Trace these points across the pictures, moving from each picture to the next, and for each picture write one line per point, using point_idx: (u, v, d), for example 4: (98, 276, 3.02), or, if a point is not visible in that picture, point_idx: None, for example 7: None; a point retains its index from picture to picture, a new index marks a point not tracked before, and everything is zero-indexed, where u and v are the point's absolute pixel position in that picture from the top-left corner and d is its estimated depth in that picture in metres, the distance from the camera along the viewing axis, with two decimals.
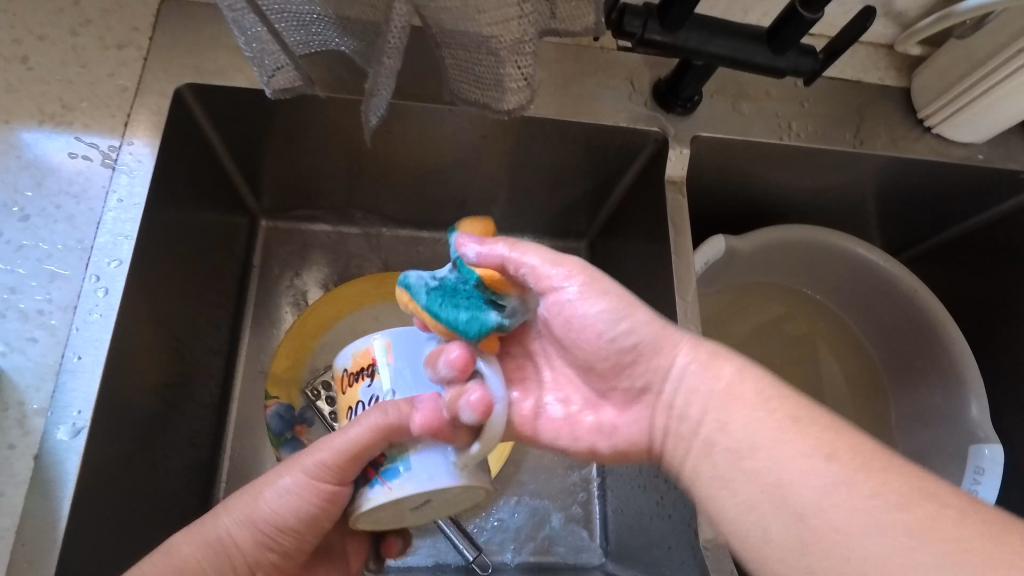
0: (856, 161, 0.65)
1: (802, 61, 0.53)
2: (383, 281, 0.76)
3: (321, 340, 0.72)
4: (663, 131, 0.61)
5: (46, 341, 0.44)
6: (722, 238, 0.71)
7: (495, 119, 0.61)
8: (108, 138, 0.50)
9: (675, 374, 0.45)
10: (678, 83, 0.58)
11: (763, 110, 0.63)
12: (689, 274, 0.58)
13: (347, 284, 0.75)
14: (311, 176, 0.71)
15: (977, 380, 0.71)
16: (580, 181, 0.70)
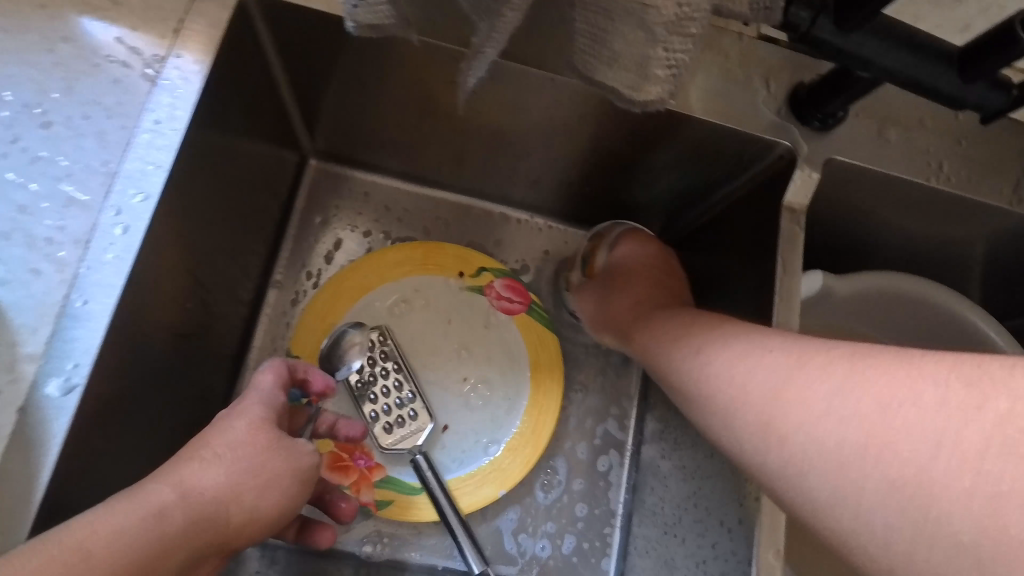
0: (1004, 219, 0.55)
1: (989, 96, 0.44)
2: (432, 252, 0.69)
3: (356, 304, 0.66)
4: (793, 147, 0.51)
5: (51, 276, 0.38)
6: (821, 275, 0.62)
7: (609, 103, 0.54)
8: (154, 46, 0.42)
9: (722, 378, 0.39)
10: (826, 93, 0.48)
11: (913, 142, 0.53)
12: (790, 318, 0.49)
13: (392, 247, 0.69)
14: (376, 123, 0.63)
15: None
16: (672, 183, 0.61)
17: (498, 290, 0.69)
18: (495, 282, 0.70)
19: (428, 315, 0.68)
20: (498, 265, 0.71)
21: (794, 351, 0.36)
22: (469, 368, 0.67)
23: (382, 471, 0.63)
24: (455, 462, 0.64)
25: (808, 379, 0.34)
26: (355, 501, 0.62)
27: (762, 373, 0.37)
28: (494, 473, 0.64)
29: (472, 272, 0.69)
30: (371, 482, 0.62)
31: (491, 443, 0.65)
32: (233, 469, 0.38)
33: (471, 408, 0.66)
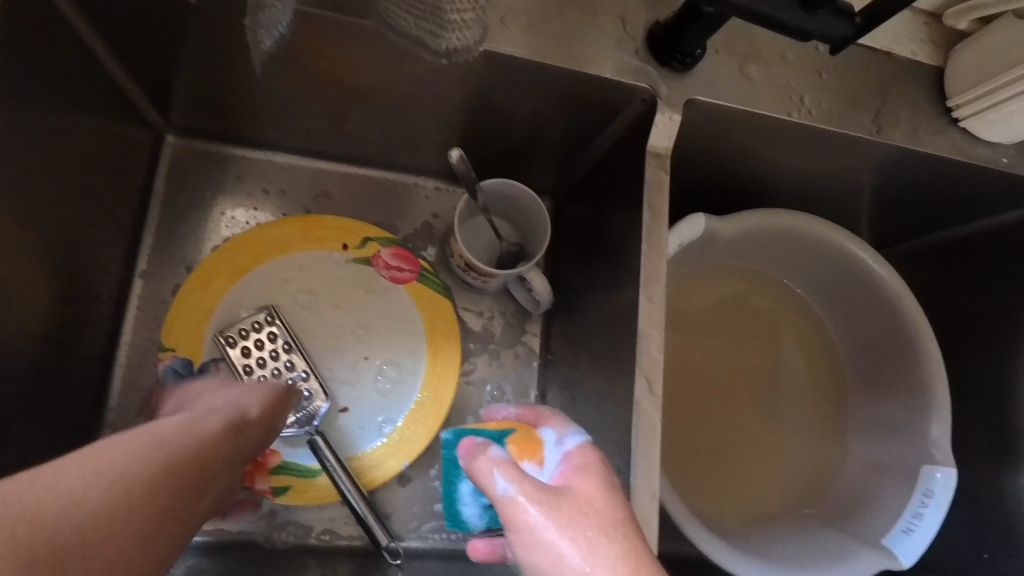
0: (867, 148, 0.56)
1: (835, 26, 0.43)
2: (311, 225, 0.66)
3: (234, 287, 0.63)
4: (653, 90, 0.50)
5: None
6: (703, 218, 0.62)
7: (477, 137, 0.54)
8: None
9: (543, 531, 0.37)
10: (679, 32, 0.47)
11: (774, 76, 0.53)
12: (659, 265, 0.48)
13: (267, 223, 0.65)
14: (227, 92, 0.58)
15: (943, 398, 0.66)
16: (548, 135, 0.60)
17: (385, 259, 0.67)
18: (382, 252, 0.68)
19: (314, 292, 0.65)
20: (384, 233, 0.68)
21: (581, 525, 0.37)
22: (361, 341, 0.65)
23: (276, 457, 0.60)
24: (352, 439, 0.62)
25: (567, 532, 0.36)
26: (250, 491, 0.60)
27: (537, 550, 0.36)
28: (394, 446, 0.63)
29: (356, 243, 0.67)
30: (266, 470, 0.60)
31: (390, 416, 0.64)
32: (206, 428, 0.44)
33: (368, 384, 0.64)
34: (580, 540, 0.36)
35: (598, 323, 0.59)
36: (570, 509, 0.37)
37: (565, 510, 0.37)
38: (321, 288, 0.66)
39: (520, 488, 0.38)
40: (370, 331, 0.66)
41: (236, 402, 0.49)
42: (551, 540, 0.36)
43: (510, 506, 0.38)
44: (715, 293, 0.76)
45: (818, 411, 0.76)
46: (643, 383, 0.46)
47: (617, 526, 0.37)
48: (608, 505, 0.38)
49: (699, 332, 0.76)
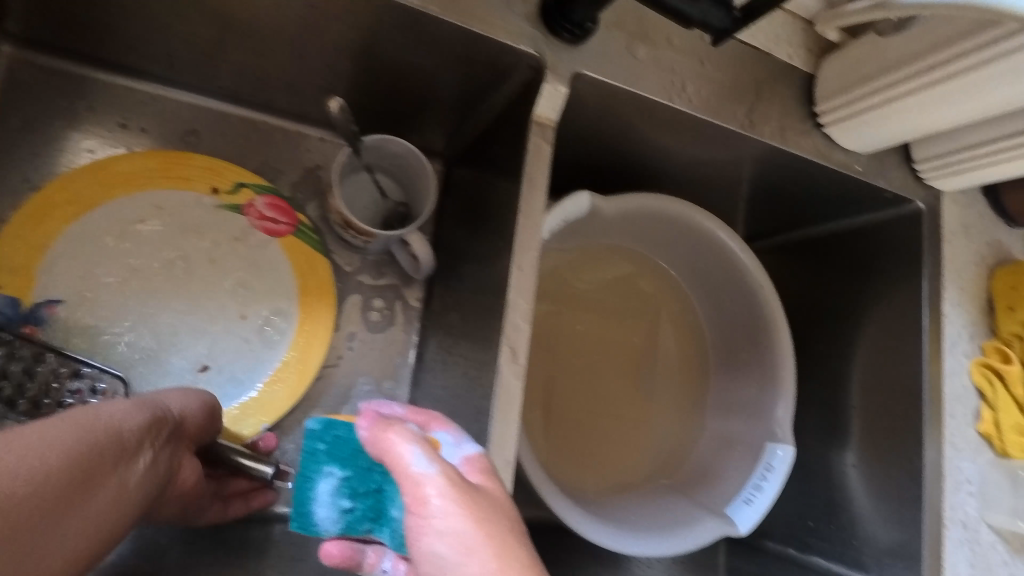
0: (740, 142, 0.59)
1: (712, 14, 0.44)
2: (173, 163, 0.61)
3: (76, 223, 0.57)
4: (540, 59, 0.49)
5: None
6: (588, 196, 0.63)
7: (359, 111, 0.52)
8: None
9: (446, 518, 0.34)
10: (569, 1, 0.47)
11: (660, 60, 0.54)
12: (533, 237, 0.48)
13: (122, 155, 0.59)
14: (71, 0, 0.51)
15: (789, 382, 0.71)
16: (437, 93, 0.58)
17: (260, 209, 0.63)
18: (256, 201, 0.63)
19: (174, 236, 0.60)
20: (260, 180, 0.64)
21: (474, 525, 0.34)
22: (223, 295, 0.61)
23: None
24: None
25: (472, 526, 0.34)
26: None
27: (428, 533, 0.34)
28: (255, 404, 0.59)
29: (227, 188, 0.62)
30: None
31: (251, 374, 0.60)
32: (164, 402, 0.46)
33: (229, 340, 0.60)
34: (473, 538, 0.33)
35: (475, 290, 0.58)
36: (483, 506, 0.35)
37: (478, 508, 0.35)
38: (181, 233, 0.60)
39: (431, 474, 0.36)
40: (235, 283, 0.61)
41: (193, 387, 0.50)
42: (454, 536, 0.33)
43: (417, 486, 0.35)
44: (605, 272, 0.80)
45: (683, 388, 0.81)
46: (507, 352, 0.46)
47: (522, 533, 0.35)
48: (497, 505, 0.35)
49: (580, 306, 0.79)
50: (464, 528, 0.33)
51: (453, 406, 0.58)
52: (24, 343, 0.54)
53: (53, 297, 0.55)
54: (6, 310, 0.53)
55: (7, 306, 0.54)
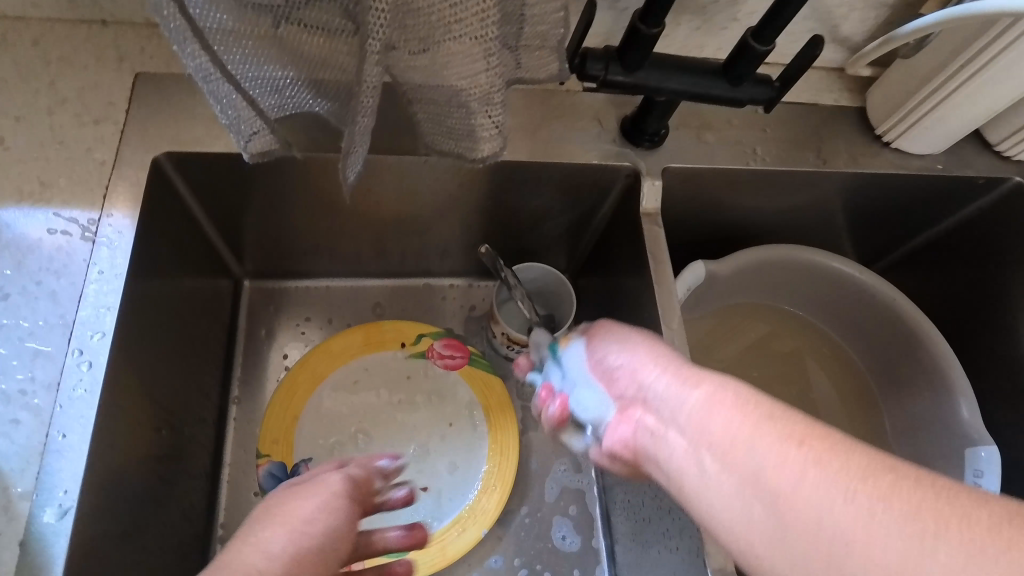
0: (820, 179, 0.67)
1: (757, 91, 0.56)
2: (367, 331, 0.75)
3: (312, 396, 0.71)
4: (634, 166, 0.63)
5: (30, 423, 0.44)
6: (702, 264, 0.72)
7: (491, 192, 0.66)
8: (88, 212, 0.51)
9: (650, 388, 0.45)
10: (643, 119, 0.61)
11: (725, 138, 0.65)
12: (671, 301, 0.59)
13: (333, 339, 0.74)
14: (295, 237, 0.71)
15: (964, 382, 0.71)
16: (559, 220, 0.71)
17: (439, 351, 0.76)
18: (435, 344, 0.76)
19: (380, 387, 0.74)
20: (435, 328, 0.77)
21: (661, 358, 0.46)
22: (426, 429, 0.73)
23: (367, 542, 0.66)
24: (437, 515, 0.68)
25: (716, 406, 0.39)
26: None
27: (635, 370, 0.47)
28: (477, 515, 0.69)
29: (413, 340, 0.76)
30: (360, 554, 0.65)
31: (465, 488, 0.70)
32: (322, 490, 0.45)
33: (439, 465, 0.71)
34: (694, 375, 0.42)
35: None
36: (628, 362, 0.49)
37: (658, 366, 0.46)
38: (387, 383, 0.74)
39: (654, 379, 0.45)
40: (429, 417, 0.73)
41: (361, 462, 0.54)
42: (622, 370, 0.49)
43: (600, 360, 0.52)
44: (738, 345, 0.82)
45: (856, 424, 0.79)
46: None
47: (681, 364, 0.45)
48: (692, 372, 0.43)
49: (729, 370, 0.81)
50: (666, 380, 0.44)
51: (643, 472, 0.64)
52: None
53: (305, 456, 0.69)
54: (279, 474, 0.67)
55: (278, 471, 0.67)
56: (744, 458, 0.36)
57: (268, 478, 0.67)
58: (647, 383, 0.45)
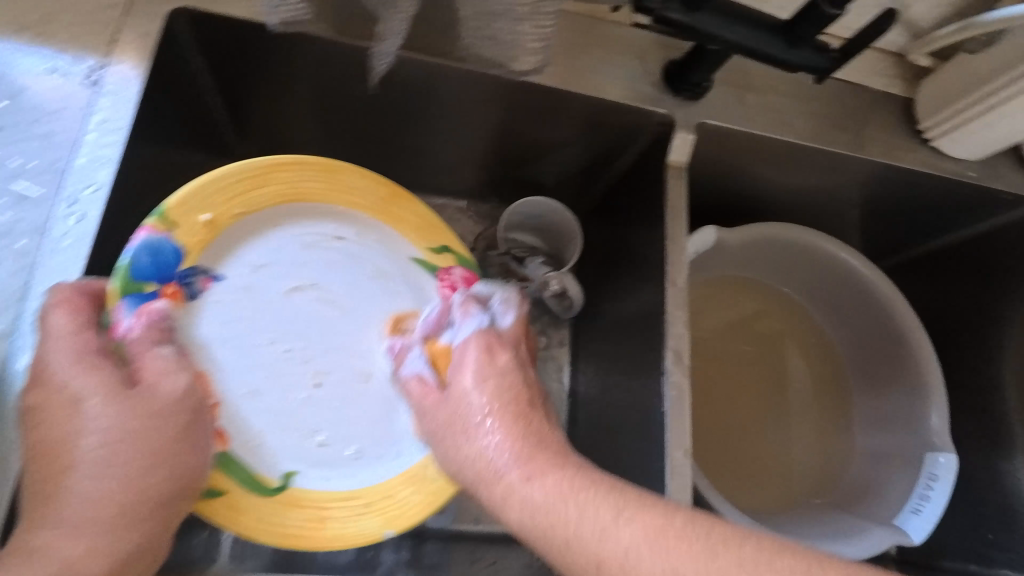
0: (852, 165, 0.66)
1: (815, 59, 0.53)
2: (342, 171, 0.52)
3: (273, 211, 0.51)
4: (668, 115, 0.60)
5: (12, 264, 0.43)
6: (713, 229, 0.71)
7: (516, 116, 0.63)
8: (90, 57, 0.48)
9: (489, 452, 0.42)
10: (689, 67, 0.58)
11: (767, 103, 0.63)
12: (681, 259, 0.58)
13: (294, 156, 0.50)
14: None
15: (941, 391, 0.72)
16: (579, 159, 0.68)
17: (455, 278, 0.53)
18: (454, 270, 0.54)
19: (355, 266, 0.53)
20: (465, 251, 0.56)
21: (520, 443, 0.41)
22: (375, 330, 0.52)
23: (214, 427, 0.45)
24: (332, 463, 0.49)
25: (572, 493, 0.38)
26: None
27: (500, 445, 0.41)
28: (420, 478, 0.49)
29: (436, 247, 0.54)
30: None
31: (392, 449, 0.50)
32: (108, 424, 0.38)
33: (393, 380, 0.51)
34: (536, 464, 0.40)
35: (623, 318, 0.66)
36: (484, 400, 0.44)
37: (531, 455, 0.41)
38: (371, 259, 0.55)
39: (507, 456, 0.41)
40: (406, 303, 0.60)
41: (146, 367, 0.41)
42: (483, 415, 0.43)
43: (456, 386, 0.45)
44: (728, 317, 0.82)
45: (825, 411, 0.81)
46: (673, 356, 0.56)
47: (529, 416, 0.43)
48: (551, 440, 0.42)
49: (714, 340, 0.81)
50: (517, 463, 0.40)
51: (616, 421, 0.65)
52: (147, 313, 0.43)
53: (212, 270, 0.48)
54: (162, 260, 0.45)
55: (164, 257, 0.45)
56: (566, 513, 0.38)
57: (148, 251, 0.44)
58: (492, 451, 0.42)
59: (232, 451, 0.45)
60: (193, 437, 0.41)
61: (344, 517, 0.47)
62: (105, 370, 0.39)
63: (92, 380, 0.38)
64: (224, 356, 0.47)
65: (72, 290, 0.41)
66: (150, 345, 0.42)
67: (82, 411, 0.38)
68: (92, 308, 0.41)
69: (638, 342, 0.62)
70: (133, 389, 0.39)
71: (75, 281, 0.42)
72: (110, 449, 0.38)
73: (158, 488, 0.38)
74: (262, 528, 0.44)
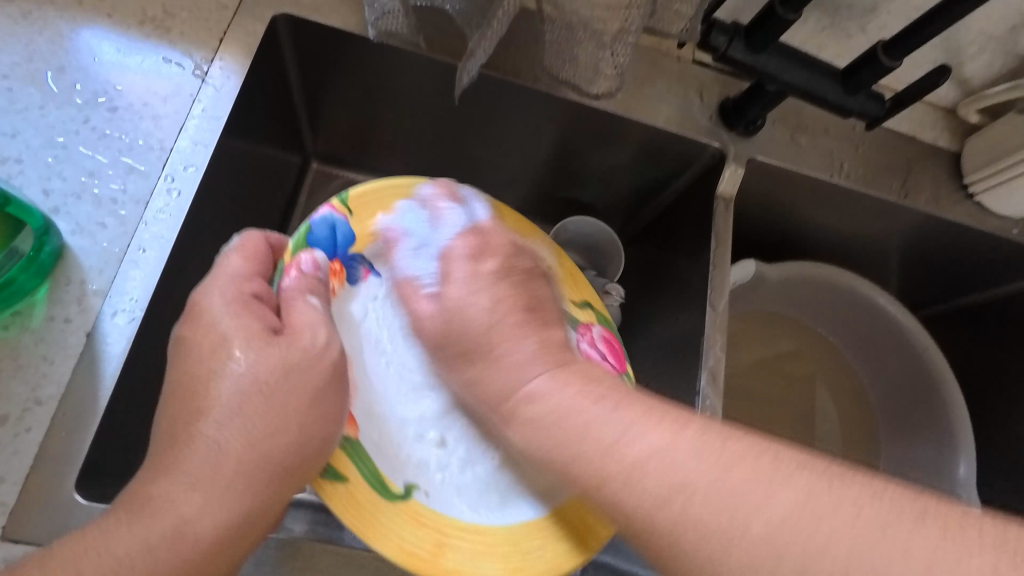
0: (898, 211, 0.67)
1: (868, 105, 0.56)
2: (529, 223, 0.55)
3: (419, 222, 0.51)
4: (722, 148, 0.63)
5: (114, 229, 0.47)
6: (753, 262, 0.73)
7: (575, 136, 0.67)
8: (201, 51, 0.53)
9: (521, 356, 0.40)
10: (745, 104, 0.61)
11: (817, 145, 0.65)
12: (723, 285, 0.61)
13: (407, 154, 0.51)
14: None
15: (970, 443, 0.73)
16: (630, 183, 0.71)
17: (593, 337, 0.51)
18: (593, 327, 0.52)
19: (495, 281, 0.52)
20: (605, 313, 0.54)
21: (543, 341, 0.41)
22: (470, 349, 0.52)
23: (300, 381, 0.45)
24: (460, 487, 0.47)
25: (518, 328, 0.41)
26: None
27: (472, 300, 0.42)
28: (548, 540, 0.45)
29: (578, 299, 0.53)
30: None
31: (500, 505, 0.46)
32: (255, 365, 0.40)
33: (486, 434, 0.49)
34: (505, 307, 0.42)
35: (661, 339, 0.68)
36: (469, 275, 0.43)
37: (495, 299, 0.42)
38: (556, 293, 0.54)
39: (479, 304, 0.42)
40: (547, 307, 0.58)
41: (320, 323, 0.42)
42: (452, 269, 0.44)
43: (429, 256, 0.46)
44: (760, 351, 0.83)
45: (851, 454, 0.81)
46: (708, 375, 0.59)
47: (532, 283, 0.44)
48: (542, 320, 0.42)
49: (746, 372, 0.82)
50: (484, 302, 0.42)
51: None
52: (306, 264, 0.44)
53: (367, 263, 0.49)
54: (339, 235, 0.47)
55: (342, 236, 0.47)
56: (525, 351, 0.40)
57: (330, 224, 0.47)
58: (459, 276, 0.43)
59: (356, 439, 0.45)
60: (311, 387, 0.41)
61: (465, 548, 0.44)
62: (252, 318, 0.41)
63: (242, 323, 0.40)
64: (365, 347, 0.50)
65: (259, 239, 0.46)
66: (302, 294, 0.43)
67: (229, 354, 0.40)
68: (264, 260, 0.45)
69: (675, 363, 0.64)
70: (279, 337, 0.41)
71: (263, 233, 0.46)
72: (245, 379, 0.39)
73: (283, 452, 0.39)
74: (396, 540, 0.42)
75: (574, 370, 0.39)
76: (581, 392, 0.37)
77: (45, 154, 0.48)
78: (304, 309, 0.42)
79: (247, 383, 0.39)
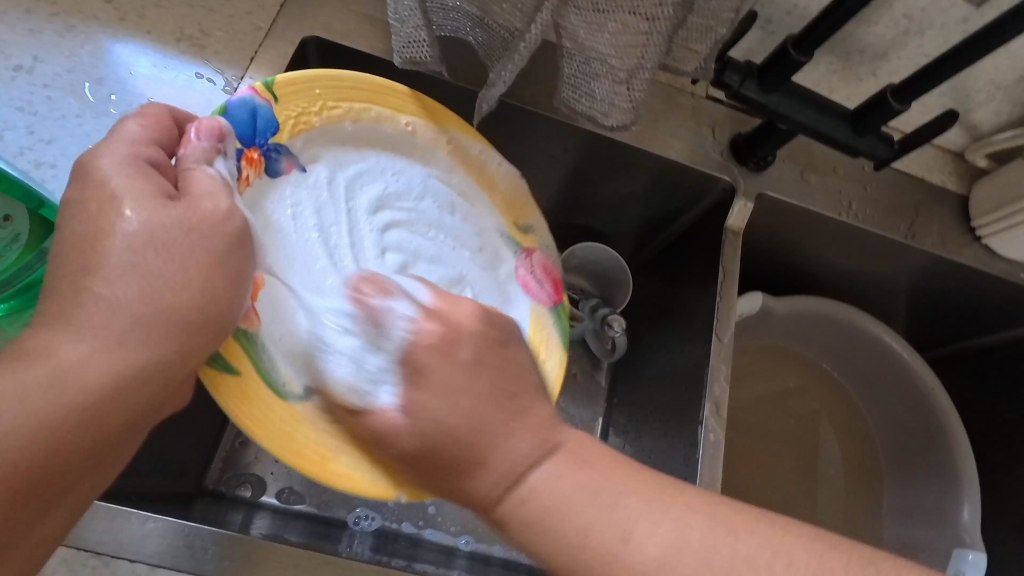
0: (905, 252, 0.68)
1: (877, 147, 0.57)
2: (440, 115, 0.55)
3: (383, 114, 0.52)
4: (733, 182, 0.64)
5: None
6: (760, 296, 0.74)
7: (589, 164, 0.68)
8: (232, 69, 0.55)
9: (512, 460, 0.39)
10: (757, 141, 0.62)
11: (826, 184, 0.67)
12: (728, 318, 0.62)
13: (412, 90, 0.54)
14: None
15: (975, 489, 0.72)
16: (641, 214, 0.72)
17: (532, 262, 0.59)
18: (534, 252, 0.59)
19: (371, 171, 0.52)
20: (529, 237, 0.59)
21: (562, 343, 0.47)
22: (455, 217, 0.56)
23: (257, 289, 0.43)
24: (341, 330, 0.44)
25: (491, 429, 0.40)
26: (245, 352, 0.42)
27: (433, 321, 0.43)
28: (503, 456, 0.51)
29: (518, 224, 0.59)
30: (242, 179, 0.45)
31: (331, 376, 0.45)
32: (147, 221, 0.35)
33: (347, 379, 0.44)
34: (437, 310, 0.44)
35: (666, 367, 0.69)
36: (445, 318, 0.44)
37: (454, 394, 0.41)
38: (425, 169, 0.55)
39: (409, 308, 0.44)
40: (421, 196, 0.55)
41: (206, 184, 0.38)
42: (396, 305, 0.44)
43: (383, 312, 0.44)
44: (764, 385, 0.83)
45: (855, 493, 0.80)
46: (712, 407, 0.60)
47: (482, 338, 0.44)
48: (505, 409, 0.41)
49: (751, 406, 0.81)
50: (423, 310, 0.44)
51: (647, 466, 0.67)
52: (206, 132, 0.40)
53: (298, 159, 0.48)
54: (261, 121, 0.45)
55: (265, 122, 0.45)
56: (460, 430, 0.40)
57: (248, 106, 0.45)
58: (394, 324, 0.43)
59: (258, 334, 0.43)
60: (231, 270, 0.38)
61: (355, 455, 0.46)
62: (146, 179, 0.36)
63: (137, 184, 0.35)
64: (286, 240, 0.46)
65: (166, 113, 0.40)
66: (200, 162, 0.39)
67: (121, 213, 0.34)
68: (169, 129, 0.40)
69: (679, 392, 0.65)
70: (176, 202, 0.36)
71: (168, 105, 0.41)
72: (130, 216, 0.35)
73: (180, 308, 0.35)
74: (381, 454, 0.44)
75: (537, 426, 0.41)
76: (591, 477, 0.39)
77: (78, 160, 0.50)
78: (212, 179, 0.38)
79: (140, 248, 0.34)
